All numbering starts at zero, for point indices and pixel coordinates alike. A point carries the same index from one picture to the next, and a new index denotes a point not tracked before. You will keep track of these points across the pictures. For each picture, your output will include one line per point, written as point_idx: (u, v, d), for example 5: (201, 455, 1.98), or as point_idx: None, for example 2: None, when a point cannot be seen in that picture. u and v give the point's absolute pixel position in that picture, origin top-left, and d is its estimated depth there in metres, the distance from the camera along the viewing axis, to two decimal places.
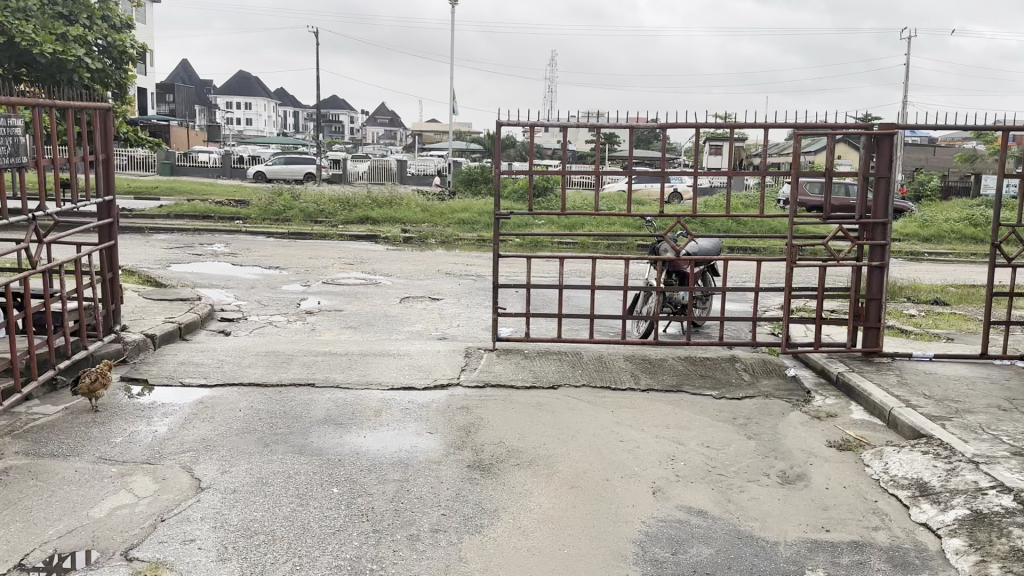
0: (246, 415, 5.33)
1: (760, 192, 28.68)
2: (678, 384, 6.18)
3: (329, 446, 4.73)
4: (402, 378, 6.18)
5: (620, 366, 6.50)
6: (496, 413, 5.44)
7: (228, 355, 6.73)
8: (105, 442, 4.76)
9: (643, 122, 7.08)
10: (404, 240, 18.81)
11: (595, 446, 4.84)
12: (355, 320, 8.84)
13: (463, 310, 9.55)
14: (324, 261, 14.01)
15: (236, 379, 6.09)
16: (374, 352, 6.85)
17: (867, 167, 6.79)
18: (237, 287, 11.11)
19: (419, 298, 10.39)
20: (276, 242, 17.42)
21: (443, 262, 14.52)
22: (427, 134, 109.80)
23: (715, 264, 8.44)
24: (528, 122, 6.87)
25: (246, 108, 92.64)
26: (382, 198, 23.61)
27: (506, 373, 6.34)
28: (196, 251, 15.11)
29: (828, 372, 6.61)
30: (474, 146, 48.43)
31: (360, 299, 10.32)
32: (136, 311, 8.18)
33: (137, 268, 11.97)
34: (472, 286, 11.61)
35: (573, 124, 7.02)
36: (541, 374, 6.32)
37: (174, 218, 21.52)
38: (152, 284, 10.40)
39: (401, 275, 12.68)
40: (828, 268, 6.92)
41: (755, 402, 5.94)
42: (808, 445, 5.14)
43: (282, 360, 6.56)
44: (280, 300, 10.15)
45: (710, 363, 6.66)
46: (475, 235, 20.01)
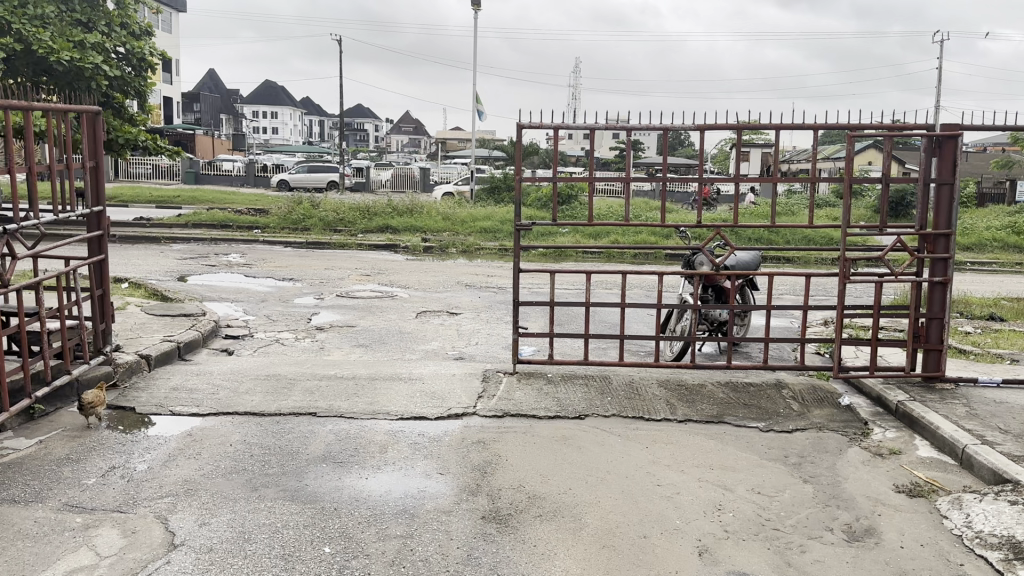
0: (236, 451, 4.78)
1: (790, 200, 27.87)
2: (720, 416, 5.54)
3: (325, 492, 4.17)
4: (413, 405, 5.59)
5: (654, 393, 5.87)
6: (515, 449, 4.84)
7: (225, 378, 6.19)
8: (74, 486, 4.23)
9: (679, 125, 6.47)
10: (425, 249, 18.29)
11: (630, 493, 4.22)
12: (366, 337, 8.28)
13: (482, 326, 8.96)
14: (341, 272, 13.50)
15: (230, 408, 5.54)
16: (383, 375, 6.27)
17: (927, 171, 6.11)
18: (247, 300, 10.61)
19: (436, 313, 9.81)
20: (293, 252, 16.99)
21: (463, 273, 13.94)
22: (450, 142, 109.64)
23: (756, 279, 7.78)
24: (553, 126, 6.29)
25: (271, 117, 93.02)
26: (403, 206, 23.14)
27: (528, 401, 5.72)
28: (211, 262, 14.68)
29: (887, 401, 5.93)
30: (496, 153, 47.94)
31: (374, 313, 9.76)
32: (134, 328, 7.67)
33: (146, 280, 11.54)
34: (492, 299, 11.01)
35: (603, 128, 6.42)
36: (567, 403, 5.70)
37: (192, 227, 21.18)
38: (158, 298, 9.93)
39: (418, 287, 12.13)
40: (885, 283, 6.23)
41: (807, 437, 5.29)
42: (872, 491, 4.49)
43: (283, 385, 6.00)
44: (290, 315, 9.61)
45: (754, 390, 6.01)
46: (497, 244, 19.44)
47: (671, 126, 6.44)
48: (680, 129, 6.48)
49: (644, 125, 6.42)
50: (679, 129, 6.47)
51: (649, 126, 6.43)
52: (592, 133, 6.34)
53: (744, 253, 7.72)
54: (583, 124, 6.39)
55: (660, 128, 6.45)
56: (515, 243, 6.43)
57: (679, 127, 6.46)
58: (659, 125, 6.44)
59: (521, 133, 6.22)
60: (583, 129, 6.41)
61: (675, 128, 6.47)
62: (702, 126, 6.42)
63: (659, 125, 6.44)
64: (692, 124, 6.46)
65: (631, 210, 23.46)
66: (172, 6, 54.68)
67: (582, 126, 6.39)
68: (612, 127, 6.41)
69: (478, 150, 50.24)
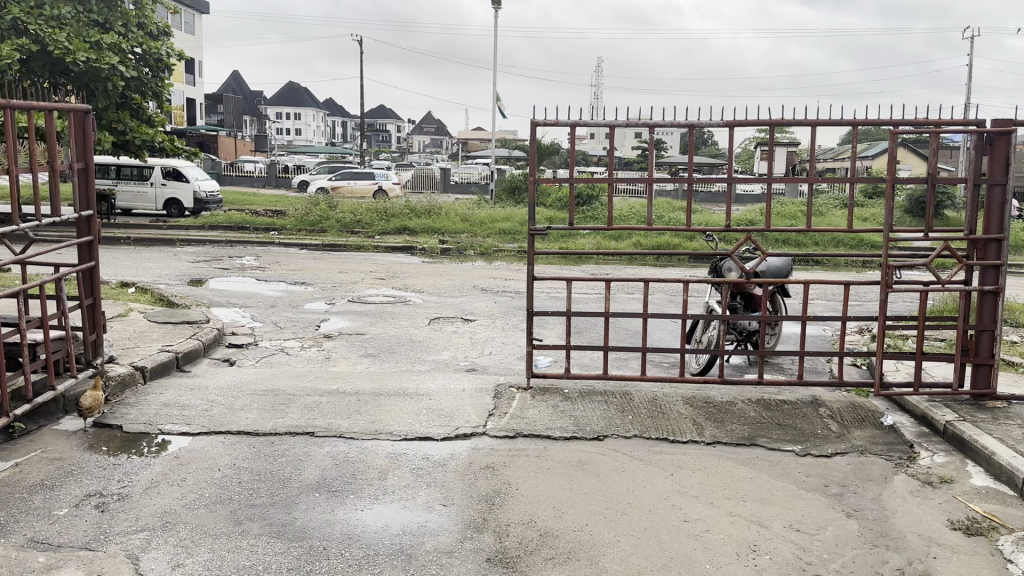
0: (224, 477, 4.41)
1: (818, 200, 27.21)
2: (753, 438, 5.12)
3: (315, 528, 3.77)
4: (418, 424, 5.19)
5: (679, 411, 5.44)
6: (527, 476, 4.43)
7: (220, 393, 5.82)
8: (43, 518, 3.87)
9: (706, 122, 5.95)
10: (442, 251, 17.94)
11: (653, 531, 3.78)
12: (375, 346, 7.89)
13: (497, 334, 8.54)
14: (355, 275, 13.16)
15: (222, 427, 5.16)
16: (388, 390, 5.87)
17: (977, 171, 5.61)
18: (255, 305, 10.28)
19: (450, 320, 9.41)
20: (308, 254, 16.72)
21: (479, 276, 13.55)
22: (471, 142, 109.46)
23: (787, 286, 7.33)
24: (569, 123, 5.79)
25: (293, 118, 93.34)
26: (421, 207, 22.80)
27: (542, 420, 5.29)
28: (223, 265, 14.40)
29: (933, 421, 5.45)
30: (516, 153, 47.57)
31: (385, 320, 9.37)
32: (132, 338, 7.32)
33: (155, 285, 11.26)
34: (508, 304, 10.59)
35: (624, 125, 5.91)
36: (584, 422, 5.27)
37: (209, 228, 21.00)
38: (164, 304, 9.62)
39: (432, 291, 11.73)
40: (930, 292, 5.75)
41: (849, 463, 4.85)
42: (924, 527, 4.03)
43: (280, 400, 5.62)
44: (299, 322, 9.25)
45: (788, 410, 5.57)
46: (517, 245, 19.04)
47: (698, 122, 5.91)
48: (708, 125, 5.96)
49: (667, 122, 5.90)
50: (707, 126, 5.96)
51: (674, 122, 5.90)
52: (612, 131, 5.82)
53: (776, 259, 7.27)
54: (603, 120, 5.88)
55: (687, 125, 5.93)
56: (529, 249, 5.97)
57: (706, 123, 5.94)
58: (686, 122, 5.91)
59: (535, 131, 5.73)
60: (603, 126, 5.89)
61: (702, 124, 5.95)
62: (731, 122, 5.89)
63: (685, 122, 5.91)
64: (721, 120, 5.95)
65: (653, 210, 22.97)
66: (193, 7, 54.83)
67: (601, 123, 5.88)
68: (635, 123, 5.90)
69: (498, 150, 49.87)
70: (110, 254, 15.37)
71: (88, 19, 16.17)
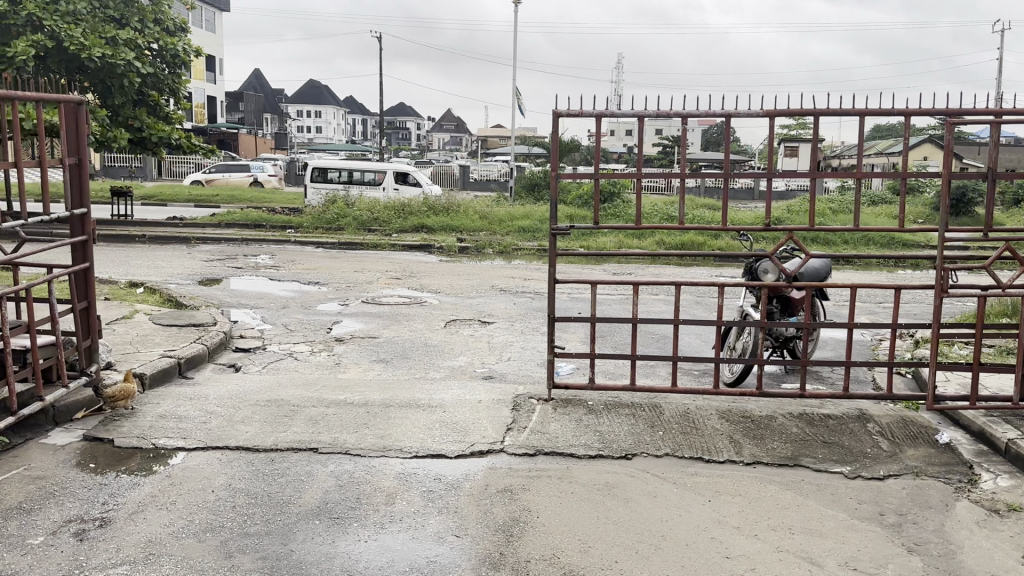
0: (217, 500, 4.03)
1: (846, 197, 26.57)
2: (796, 458, 4.70)
3: (313, 563, 3.38)
4: (430, 440, 4.78)
5: (714, 426, 5.02)
6: (549, 501, 4.01)
7: (220, 402, 5.45)
8: (16, 548, 3.52)
9: (743, 111, 5.44)
10: (460, 250, 17.55)
11: (691, 570, 3.35)
12: (387, 351, 7.50)
13: (517, 338, 8.11)
14: (370, 275, 12.80)
15: (220, 442, 4.80)
16: (399, 400, 5.46)
17: None
18: (266, 306, 9.93)
19: (467, 322, 9.00)
20: (324, 252, 16.40)
21: (498, 275, 13.14)
22: (491, 140, 109.06)
23: (823, 292, 6.90)
24: (596, 113, 5.31)
25: (314, 116, 93.45)
26: (439, 205, 22.43)
27: (565, 436, 4.87)
28: (237, 264, 14.09)
29: (993, 439, 4.96)
30: (537, 150, 47.11)
31: (400, 322, 8.98)
32: (132, 342, 6.98)
33: (166, 285, 10.96)
34: (528, 306, 10.16)
35: (654, 115, 5.42)
36: (611, 438, 4.85)
37: (225, 226, 20.75)
38: (172, 306, 9.30)
39: (450, 291, 11.33)
40: (991, 297, 5.23)
41: (904, 486, 4.42)
42: (997, 566, 3.56)
43: (283, 412, 5.23)
44: (310, 324, 8.88)
45: (833, 425, 5.14)
46: (536, 244, 18.58)
47: (732, 112, 5.41)
48: (744, 115, 5.46)
49: (698, 111, 5.41)
50: (744, 115, 5.45)
51: (708, 111, 5.39)
52: (641, 122, 5.34)
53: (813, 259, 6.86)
54: (630, 109, 5.39)
55: (722, 115, 5.42)
56: (550, 250, 5.50)
57: (744, 112, 5.44)
58: (721, 111, 5.40)
59: (557, 122, 5.27)
60: (630, 116, 5.40)
61: (737, 114, 5.45)
62: (771, 111, 5.38)
63: (721, 111, 5.40)
64: (759, 108, 5.43)
65: (677, 208, 22.47)
66: (215, 5, 55.00)
67: (629, 113, 5.38)
68: (666, 113, 5.41)
69: (518, 147, 49.46)
70: (125, 252, 15.15)
71: (105, 14, 15.97)
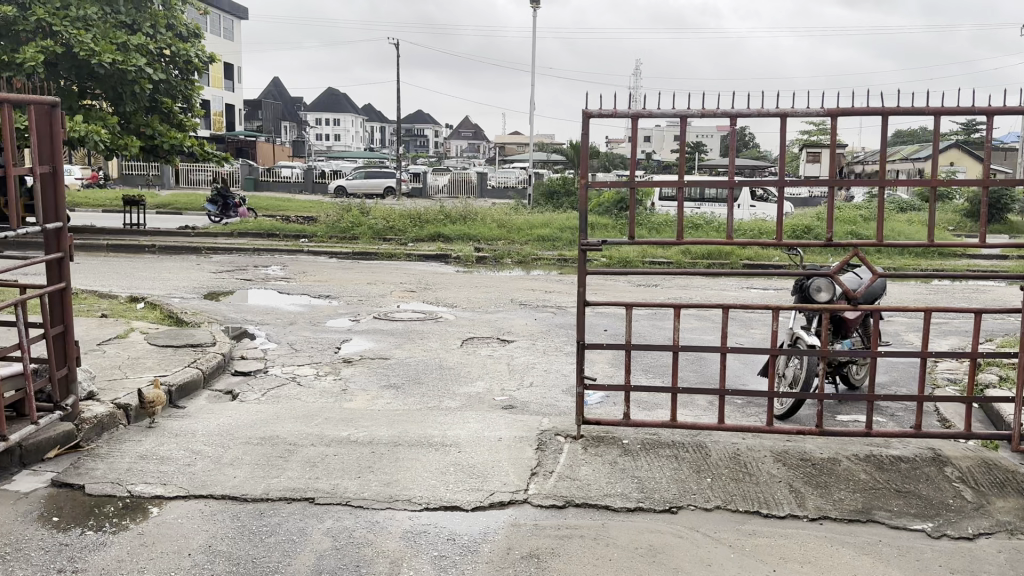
0: (192, 567, 3.44)
1: (874, 205, 25.74)
2: (868, 511, 4.04)
3: None
4: (443, 488, 4.16)
5: (770, 473, 4.38)
6: (583, 570, 3.38)
7: (209, 440, 4.86)
8: None
9: (801, 108, 4.66)
10: (477, 260, 16.94)
11: None
12: (398, 374, 6.87)
13: (539, 360, 7.46)
14: (384, 288, 12.22)
15: (205, 490, 4.22)
16: (409, 437, 4.84)
17: None
18: (273, 322, 9.37)
19: (485, 341, 8.37)
20: (337, 263, 15.87)
21: (517, 288, 12.51)
22: (508, 147, 108.68)
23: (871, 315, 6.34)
24: (630, 113, 4.65)
25: (332, 124, 93.49)
26: (456, 213, 21.87)
27: (598, 483, 4.24)
28: (247, 276, 13.58)
29: None
30: (555, 156, 46.57)
31: (413, 340, 8.37)
32: (120, 367, 6.41)
33: (169, 300, 10.44)
34: (550, 322, 9.50)
35: (697, 116, 4.68)
36: (651, 486, 4.21)
37: (238, 235, 20.30)
38: (172, 324, 8.77)
39: (467, 306, 10.72)
40: None
41: (1000, 548, 3.74)
42: None
43: (278, 452, 4.63)
44: (318, 342, 8.30)
45: (905, 470, 4.48)
46: (556, 253, 17.96)
47: (787, 111, 4.65)
48: (802, 115, 4.69)
49: (747, 110, 4.66)
50: (803, 115, 4.68)
51: (759, 110, 4.64)
52: (681, 123, 4.64)
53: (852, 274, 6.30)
54: (670, 108, 4.70)
55: (778, 114, 4.63)
56: (578, 268, 4.75)
57: (801, 110, 4.66)
58: (775, 109, 4.64)
59: (587, 123, 4.64)
60: (670, 116, 4.69)
61: (794, 114, 4.65)
62: (833, 109, 4.62)
63: (776, 110, 4.63)
64: (820, 107, 4.66)
65: (700, 215, 21.76)
66: (233, 13, 55.12)
67: (668, 112, 4.67)
68: (711, 114, 4.67)
69: (536, 154, 48.91)
70: (132, 264, 14.69)
71: None
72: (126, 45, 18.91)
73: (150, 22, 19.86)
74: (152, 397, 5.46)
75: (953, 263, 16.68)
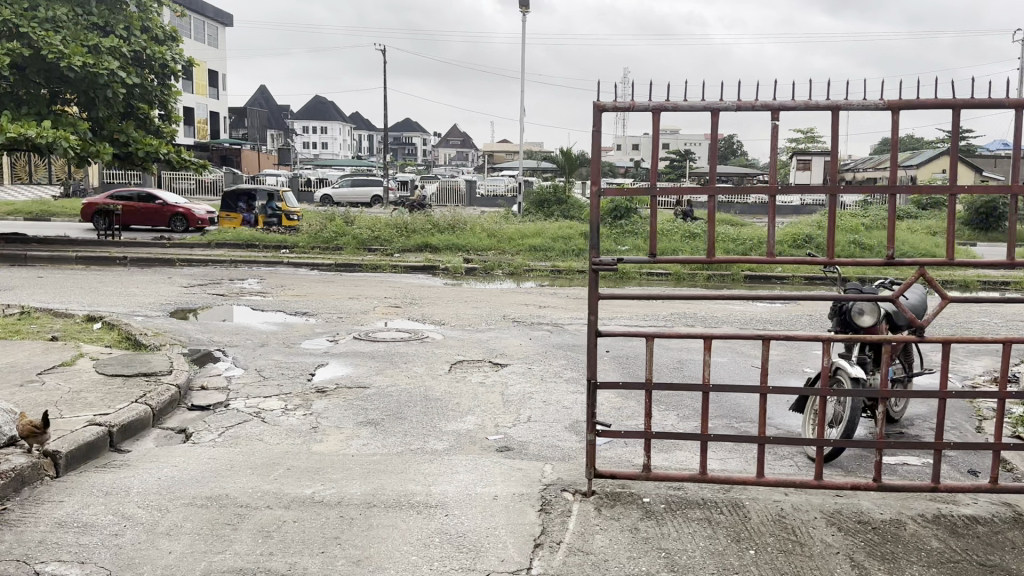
0: None
1: (872, 212, 25.13)
2: None
3: None
4: (425, 569, 3.34)
5: (825, 543, 3.58)
6: None
7: (142, 504, 4.01)
8: None
9: (857, 100, 3.87)
10: (467, 272, 16.15)
11: None
12: (377, 407, 6.05)
13: (537, 389, 6.66)
14: (366, 304, 11.37)
15: (133, 570, 3.39)
16: (385, 496, 4.02)
17: None
18: (242, 345, 8.53)
19: (475, 365, 7.56)
20: (317, 275, 15.07)
21: (509, 303, 11.69)
22: (497, 155, 108.11)
23: (910, 342, 5.65)
24: (651, 106, 3.87)
25: (320, 132, 92.68)
26: (444, 222, 21.08)
27: (615, 559, 3.43)
28: (223, 291, 12.72)
29: None
30: (545, 164, 45.89)
31: (396, 365, 7.54)
32: (56, 405, 5.56)
33: (132, 320, 9.58)
34: (546, 342, 8.69)
35: (732, 110, 3.89)
36: (682, 562, 3.40)
37: (216, 246, 19.43)
38: (129, 349, 7.92)
39: (455, 323, 9.90)
40: None
41: None
42: None
43: (225, 518, 3.81)
44: (288, 368, 7.46)
45: (985, 536, 3.68)
46: (549, 264, 17.17)
47: (840, 103, 3.84)
48: (858, 108, 3.89)
49: (792, 103, 3.85)
50: (857, 108, 3.88)
51: (807, 102, 3.82)
52: (713, 119, 3.84)
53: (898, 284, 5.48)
54: (699, 100, 3.90)
55: (829, 107, 3.82)
56: (588, 294, 3.93)
57: (858, 103, 3.87)
58: (826, 102, 3.82)
59: (599, 117, 3.85)
60: (699, 111, 3.89)
61: (848, 107, 3.85)
62: (895, 101, 3.84)
63: (827, 102, 3.81)
64: (880, 99, 3.89)
65: (697, 224, 21.07)
66: (217, 20, 54.24)
67: (697, 104, 3.88)
68: (749, 107, 3.88)
69: (526, 162, 48.26)
70: (100, 278, 13.83)
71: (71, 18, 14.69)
72: (98, 48, 18.10)
73: (124, 24, 19.01)
74: (29, 424, 4.70)
75: (961, 275, 16.03)
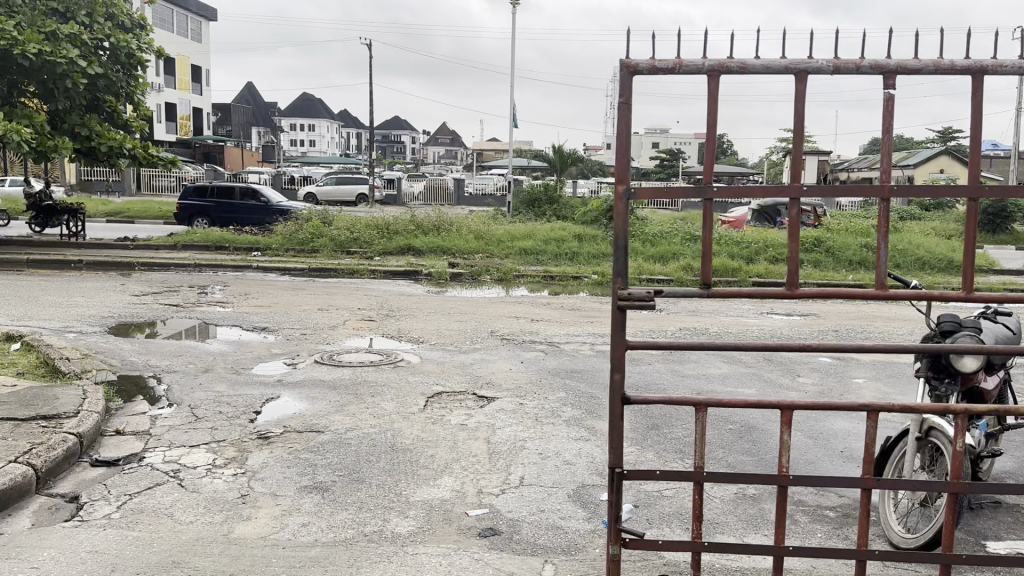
0: None
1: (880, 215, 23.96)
2: None
3: None
4: None
5: None
6: None
7: None
8: None
9: (1008, 61, 2.71)
10: (452, 277, 14.89)
11: None
12: (329, 464, 4.79)
13: (531, 435, 5.39)
14: (336, 317, 10.06)
15: None
16: None
17: None
18: (182, 370, 7.24)
19: (455, 400, 6.29)
20: (288, 282, 13.79)
21: (499, 316, 10.42)
22: (486, 154, 106.69)
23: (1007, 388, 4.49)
24: (705, 67, 2.66)
25: (307, 130, 91.07)
26: (429, 222, 19.77)
27: None
28: (180, 300, 11.41)
29: None
30: (536, 162, 44.61)
31: (360, 399, 6.27)
32: None
33: (60, 338, 8.25)
34: (541, 368, 7.43)
35: (826, 73, 2.67)
36: None
37: (183, 249, 18.02)
38: (40, 378, 6.61)
39: (436, 342, 8.62)
40: None
41: None
42: None
43: None
44: (229, 402, 6.17)
45: None
46: (540, 268, 15.94)
47: (986, 64, 2.70)
48: (1008, 71, 2.71)
49: (913, 63, 2.66)
50: (1009, 72, 2.71)
51: (940, 63, 2.65)
52: (799, 85, 2.63)
53: (1006, 315, 4.34)
54: (775, 58, 2.68)
55: (971, 70, 2.65)
56: (614, 343, 2.70)
57: (1009, 65, 2.70)
58: (965, 64, 2.65)
59: (629, 83, 2.64)
60: (776, 73, 2.67)
61: (996, 70, 2.67)
62: None
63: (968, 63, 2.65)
64: None
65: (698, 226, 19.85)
66: (201, 14, 52.66)
67: (774, 64, 2.66)
68: (851, 68, 2.68)
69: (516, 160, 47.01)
70: (47, 284, 12.50)
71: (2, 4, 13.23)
72: (57, 35, 16.73)
73: (86, 9, 17.50)
74: None
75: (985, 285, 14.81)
